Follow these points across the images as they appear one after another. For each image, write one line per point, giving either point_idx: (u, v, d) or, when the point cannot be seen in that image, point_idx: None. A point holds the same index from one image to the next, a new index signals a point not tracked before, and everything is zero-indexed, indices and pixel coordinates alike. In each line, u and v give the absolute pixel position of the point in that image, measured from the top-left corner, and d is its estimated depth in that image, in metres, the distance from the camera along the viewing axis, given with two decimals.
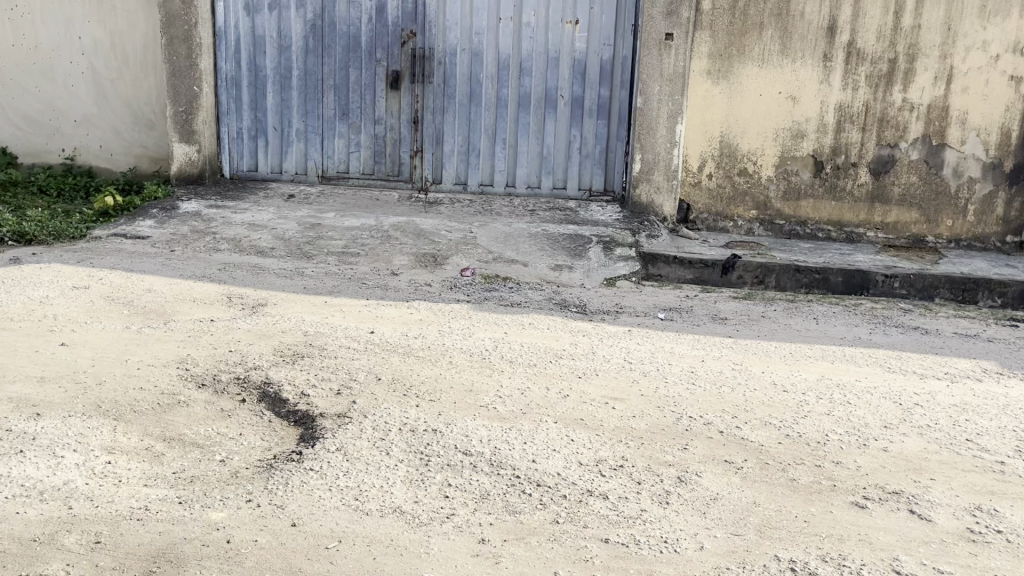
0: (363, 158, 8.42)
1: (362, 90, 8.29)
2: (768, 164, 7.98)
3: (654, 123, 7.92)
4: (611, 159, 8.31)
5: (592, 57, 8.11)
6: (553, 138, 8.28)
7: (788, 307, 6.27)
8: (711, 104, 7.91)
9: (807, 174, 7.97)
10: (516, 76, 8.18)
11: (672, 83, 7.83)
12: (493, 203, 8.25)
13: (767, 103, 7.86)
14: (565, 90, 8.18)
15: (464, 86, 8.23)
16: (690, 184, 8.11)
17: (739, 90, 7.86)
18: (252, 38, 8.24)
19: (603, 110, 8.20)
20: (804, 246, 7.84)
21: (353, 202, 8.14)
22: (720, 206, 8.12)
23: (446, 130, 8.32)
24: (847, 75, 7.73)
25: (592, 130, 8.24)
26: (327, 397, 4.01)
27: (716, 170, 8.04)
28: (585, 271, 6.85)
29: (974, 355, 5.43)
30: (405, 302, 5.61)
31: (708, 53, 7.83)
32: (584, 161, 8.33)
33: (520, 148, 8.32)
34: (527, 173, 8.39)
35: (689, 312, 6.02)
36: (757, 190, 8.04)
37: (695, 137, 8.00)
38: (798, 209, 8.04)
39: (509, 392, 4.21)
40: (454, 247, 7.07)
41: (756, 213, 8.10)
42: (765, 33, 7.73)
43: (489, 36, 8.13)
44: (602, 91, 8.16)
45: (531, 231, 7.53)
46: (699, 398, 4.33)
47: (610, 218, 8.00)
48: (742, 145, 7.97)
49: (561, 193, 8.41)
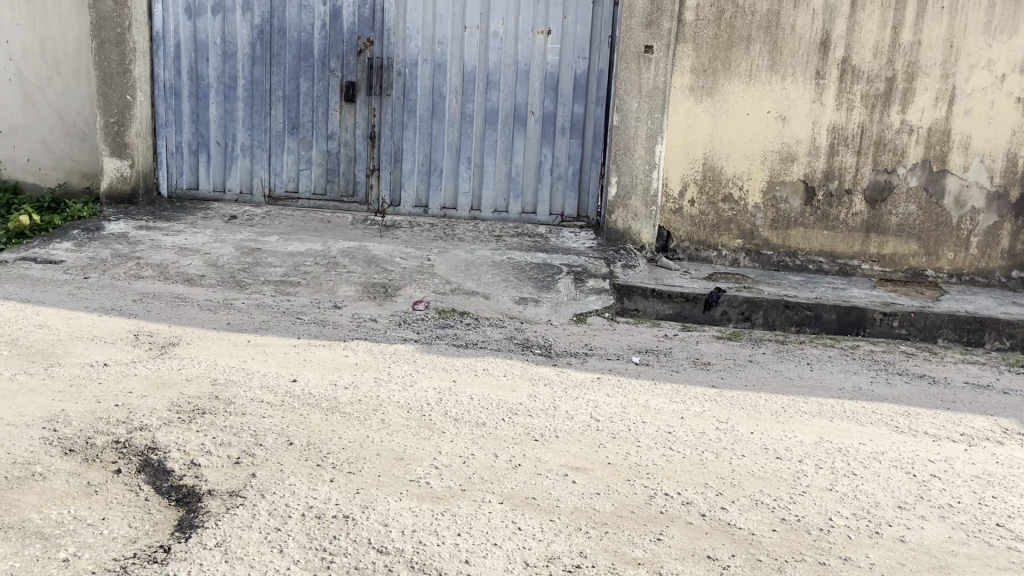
0: (315, 177, 7.72)
1: (315, 103, 7.60)
2: (755, 190, 7.34)
3: (631, 143, 7.27)
4: (585, 181, 7.64)
5: (565, 71, 7.47)
6: (522, 158, 7.61)
7: (778, 350, 5.60)
8: (693, 123, 7.27)
9: (797, 201, 7.33)
10: (482, 90, 7.52)
11: (651, 100, 7.19)
12: (455, 227, 7.56)
13: (753, 123, 7.23)
14: (536, 106, 7.53)
15: (426, 100, 7.55)
16: (670, 210, 7.45)
17: (723, 109, 7.23)
18: (194, 44, 7.54)
19: (577, 128, 7.54)
20: (793, 280, 7.18)
21: (301, 224, 7.41)
22: (702, 234, 7.46)
23: (405, 147, 7.63)
24: (842, 94, 7.12)
25: (564, 150, 7.58)
26: (221, 469, 3.26)
27: (699, 195, 7.39)
28: (553, 305, 6.15)
29: (991, 410, 4.76)
30: (342, 343, 4.89)
31: (691, 68, 7.20)
32: (555, 183, 7.65)
33: (486, 168, 7.64)
34: (494, 196, 7.70)
35: (667, 355, 5.33)
36: (743, 218, 7.39)
37: (677, 159, 7.35)
38: (787, 239, 7.40)
39: (448, 460, 3.48)
40: (408, 277, 6.35)
41: (742, 243, 7.44)
42: (753, 47, 7.11)
43: (453, 46, 7.47)
44: (576, 107, 7.51)
45: (496, 258, 6.84)
46: (677, 468, 3.62)
47: (583, 246, 7.33)
48: (727, 168, 7.33)
49: (531, 217, 7.72)
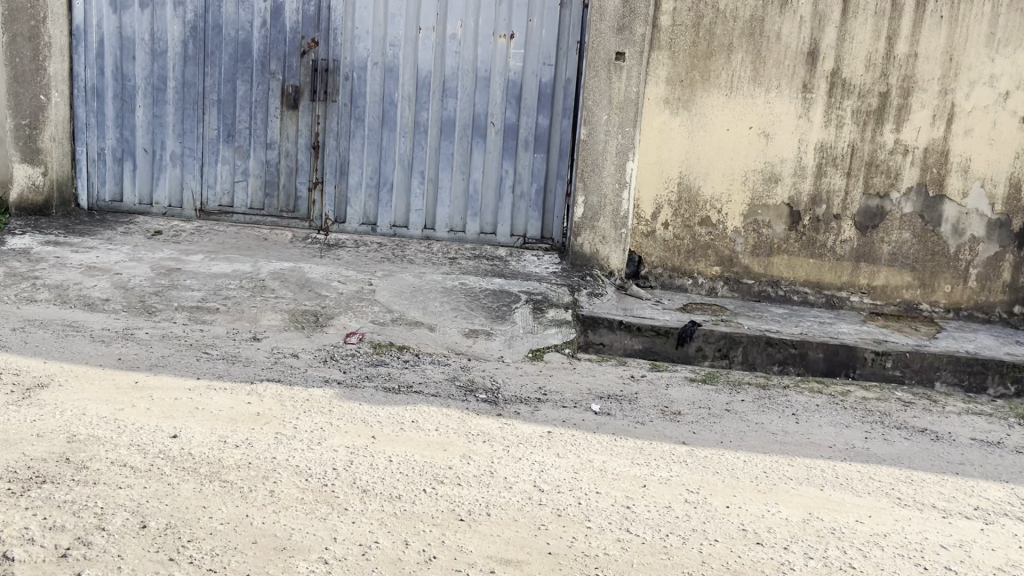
0: (252, 190, 6.99)
1: (253, 108, 6.88)
2: (735, 213, 6.68)
3: (600, 160, 6.61)
4: (550, 200, 6.95)
5: (529, 78, 6.80)
6: (481, 173, 6.92)
7: (758, 395, 4.91)
8: (668, 138, 6.62)
9: (780, 226, 6.68)
10: (438, 98, 6.84)
11: (622, 112, 6.54)
12: (405, 248, 6.84)
13: (734, 140, 6.58)
14: (496, 117, 6.85)
15: (375, 107, 6.85)
16: (642, 234, 6.78)
17: (701, 124, 6.58)
18: (118, 40, 6.80)
19: (542, 142, 6.86)
20: (776, 313, 6.52)
21: (233, 242, 6.67)
22: (677, 261, 6.79)
23: (352, 158, 6.91)
24: (831, 109, 6.50)
25: (527, 165, 6.90)
26: (38, 565, 2.52)
27: (674, 217, 6.73)
28: (506, 339, 5.44)
29: (1005, 476, 4.08)
30: (248, 386, 4.15)
31: (667, 78, 6.55)
32: (517, 202, 6.96)
33: (441, 184, 6.94)
34: (449, 214, 6.99)
35: (631, 401, 4.62)
36: (721, 244, 6.73)
37: (650, 178, 6.69)
38: (770, 267, 6.74)
39: (343, 551, 2.75)
40: (343, 304, 5.62)
41: (720, 270, 6.78)
42: (734, 56, 6.48)
43: (406, 49, 6.78)
44: (540, 119, 6.83)
45: (446, 283, 6.11)
46: (633, 560, 2.91)
47: (545, 271, 6.62)
48: (705, 189, 6.67)
49: (490, 239, 7.02)
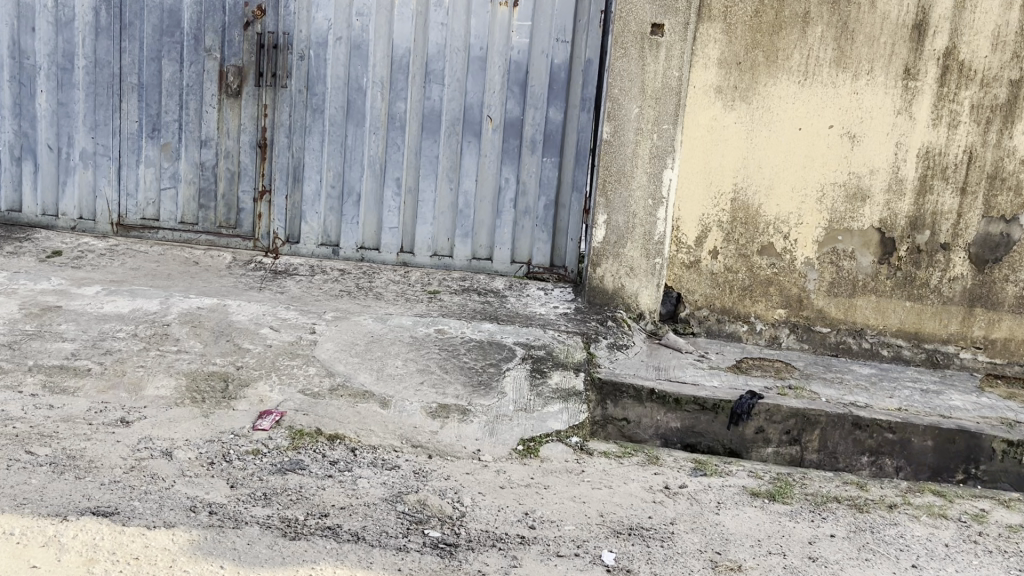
0: (182, 199, 5.49)
1: (183, 95, 5.38)
2: (807, 239, 5.05)
3: (629, 167, 5.00)
4: (562, 218, 5.40)
5: (538, 60, 5.24)
6: (474, 181, 5.37)
7: (855, 528, 3.28)
8: (719, 140, 4.99)
9: (867, 259, 5.03)
10: (419, 83, 5.29)
11: (660, 105, 4.93)
12: (373, 278, 5.30)
13: (807, 144, 4.95)
14: (495, 109, 5.30)
15: (339, 95, 5.31)
16: (682, 265, 5.16)
17: (764, 121, 4.95)
18: (15, 8, 5.37)
19: (553, 143, 5.31)
20: (861, 375, 4.88)
21: (151, 268, 5.17)
22: (728, 301, 5.17)
23: (309, 161, 5.38)
24: (941, 103, 4.85)
25: (534, 172, 5.35)
26: None
27: (726, 244, 5.10)
28: (490, 420, 3.86)
29: None
30: (49, 529, 2.60)
31: (719, 58, 4.92)
32: (519, 220, 5.41)
33: (422, 195, 5.38)
34: (432, 234, 5.43)
35: (665, 543, 3.03)
36: (787, 281, 5.11)
37: (694, 192, 5.06)
38: (851, 311, 5.09)
39: None
40: (268, 365, 4.09)
41: (785, 315, 5.15)
42: (812, 29, 4.84)
43: (379, 20, 5.23)
44: (552, 113, 5.28)
45: (417, 330, 4.55)
46: None
47: (552, 314, 5.03)
48: (768, 206, 5.04)
49: (484, 266, 5.47)
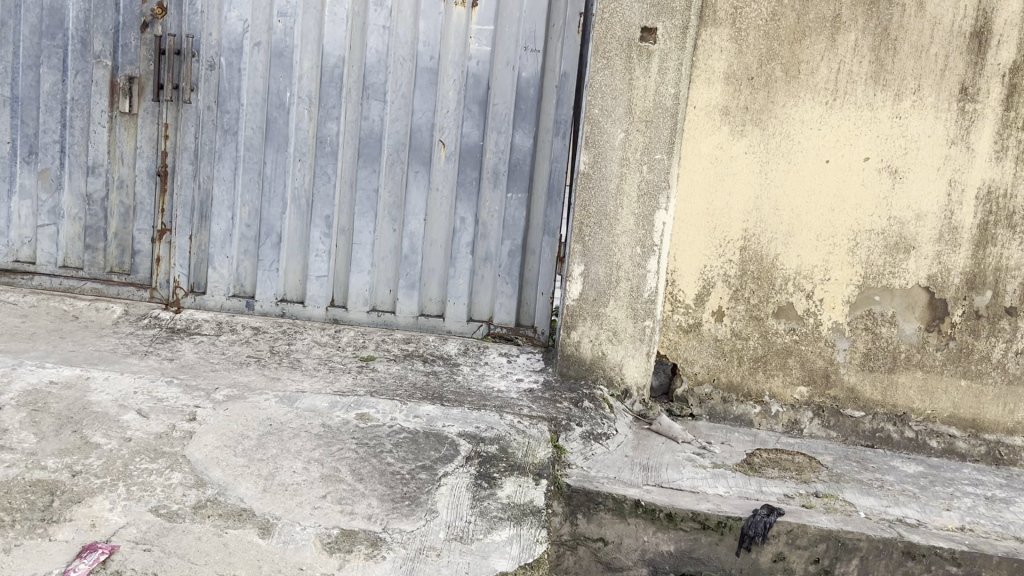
0: (63, 238, 4.47)
1: (67, 110, 4.38)
2: (835, 299, 4.02)
3: (613, 206, 3.98)
4: (531, 267, 4.37)
5: (503, 72, 4.24)
6: (422, 221, 4.35)
7: None
8: (725, 174, 3.97)
9: (911, 326, 4.00)
10: (355, 100, 4.29)
11: (651, 130, 3.92)
12: (294, 340, 4.27)
13: (835, 180, 3.94)
14: (448, 133, 4.29)
15: (256, 113, 4.30)
16: (678, 329, 4.13)
17: (782, 151, 3.94)
18: None
19: (520, 175, 4.30)
20: (906, 476, 3.83)
21: (13, 325, 4.15)
22: (736, 375, 4.13)
23: (219, 194, 4.36)
24: (1007, 131, 3.84)
25: (496, 210, 4.34)
26: None
27: (732, 303, 4.07)
28: (408, 557, 2.83)
29: None
30: None
31: (726, 72, 3.91)
32: (478, 269, 4.38)
33: (358, 237, 4.36)
34: (370, 284, 4.40)
35: None
36: (810, 351, 4.07)
37: (693, 238, 4.04)
38: (891, 391, 4.05)
39: None
40: (115, 472, 3.04)
41: (807, 394, 4.11)
42: (844, 36, 3.84)
43: (305, 21, 4.23)
44: (518, 138, 4.28)
45: (332, 417, 3.51)
46: None
47: (513, 390, 3.98)
48: (786, 258, 4.02)
49: (434, 325, 4.42)
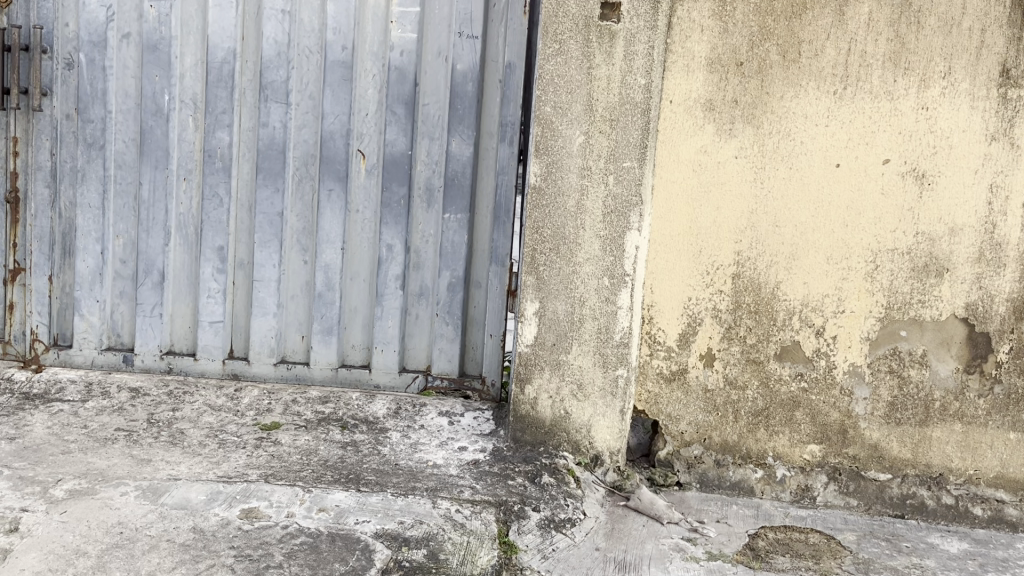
0: None
1: None
2: (852, 337, 3.24)
3: (573, 228, 3.17)
4: (476, 304, 3.56)
5: (433, 64, 3.43)
6: (339, 251, 3.51)
7: None
8: (711, 184, 3.19)
9: (947, 367, 3.22)
10: (251, 102, 3.45)
11: (618, 131, 3.11)
12: (181, 405, 3.42)
13: (848, 188, 3.16)
14: (369, 141, 3.47)
15: (128, 121, 3.47)
16: (659, 378, 3.32)
17: (782, 154, 3.15)
18: None
19: (459, 191, 3.48)
20: (951, 559, 3.04)
21: None
22: (732, 432, 3.33)
23: (84, 223, 3.52)
24: None
25: (431, 235, 3.52)
26: None
27: (724, 344, 3.28)
28: None
29: None
30: None
31: (709, 57, 3.13)
32: (410, 308, 3.56)
33: (261, 272, 3.53)
34: (277, 330, 3.56)
35: None
36: (822, 401, 3.28)
37: (674, 265, 3.24)
38: (923, 448, 3.27)
39: None
40: None
41: (821, 454, 3.31)
42: (855, 8, 3.06)
43: (184, 6, 3.40)
44: (455, 145, 3.46)
45: (207, 517, 2.67)
46: None
47: (453, 463, 3.15)
48: (789, 287, 3.23)
49: (358, 378, 3.58)
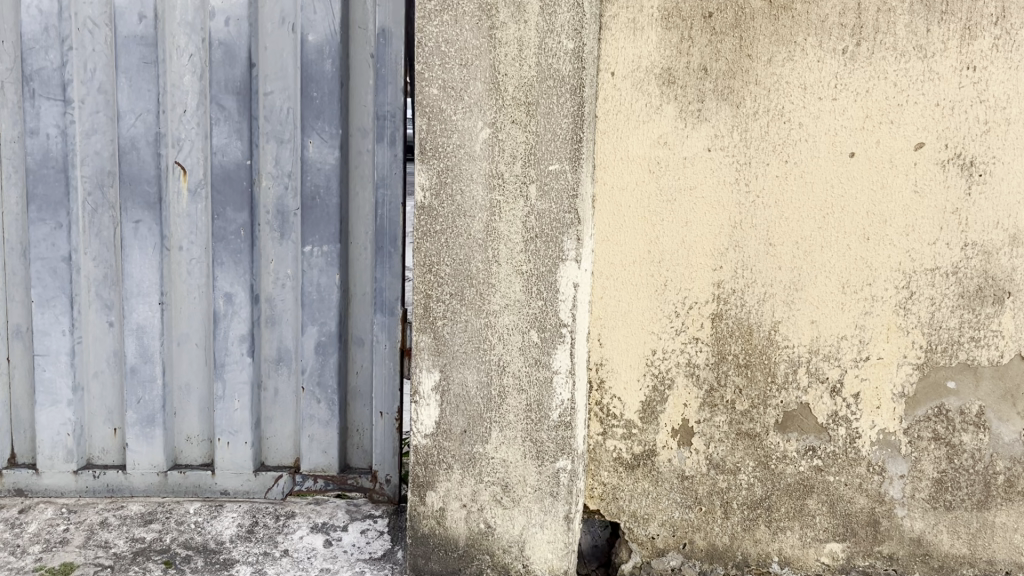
0: None
1: None
2: (881, 394, 2.32)
3: (481, 262, 2.18)
4: (358, 370, 2.56)
5: (275, 35, 2.41)
6: (156, 307, 2.47)
7: None
8: (675, 189, 2.25)
9: (1013, 429, 2.31)
10: (14, 101, 2.42)
11: (539, 120, 2.11)
12: None
13: (868, 186, 2.23)
14: (189, 150, 2.44)
15: None
16: (616, 464, 2.37)
17: (772, 141, 2.22)
18: None
19: (322, 214, 2.45)
20: None
21: None
22: (721, 532, 2.39)
23: None
24: None
25: (287, 277, 2.50)
26: None
27: (705, 413, 2.34)
28: None
29: None
30: None
31: (664, 9, 2.18)
32: (265, 381, 2.54)
33: (46, 343, 2.49)
34: (76, 423, 2.52)
35: None
36: (842, 484, 2.36)
37: (629, 306, 2.30)
38: (984, 540, 2.37)
39: None
40: None
41: (844, 555, 2.38)
42: None
43: None
44: (312, 149, 2.43)
45: None
46: None
47: None
48: (789, 329, 2.30)
49: (198, 483, 2.56)
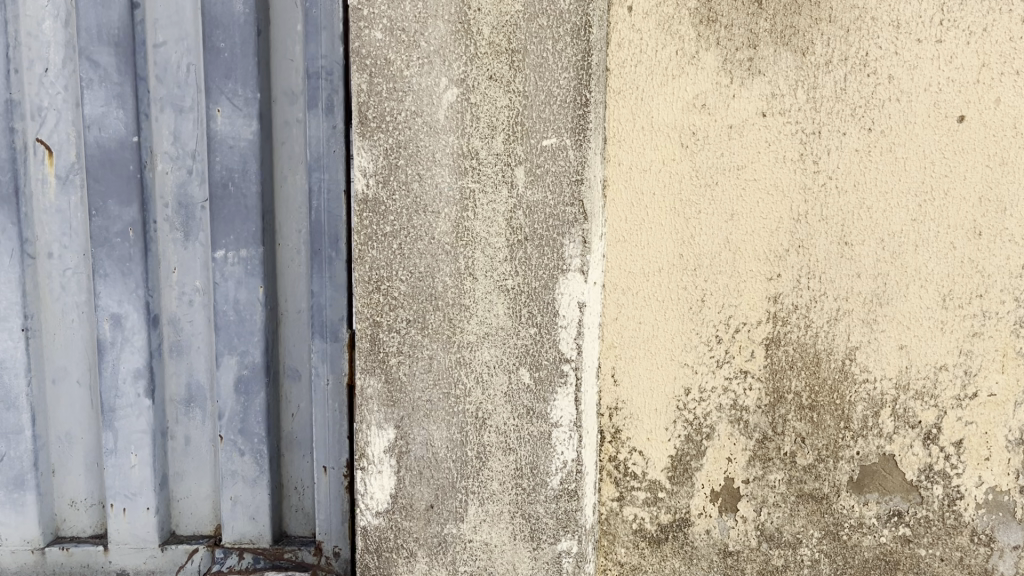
0: None
1: None
2: (991, 443, 1.73)
3: (450, 277, 1.56)
4: (294, 412, 1.95)
5: None
6: (18, 335, 1.85)
7: None
8: (717, 170, 1.63)
9: None
10: None
11: (528, 74, 1.49)
12: None
13: (981, 162, 1.62)
14: (56, 125, 1.81)
15: None
16: (637, 538, 1.78)
17: (851, 101, 1.61)
18: None
19: (236, 207, 1.82)
20: None
21: None
22: None
23: None
24: None
25: (195, 292, 1.88)
26: None
27: (755, 471, 1.74)
28: None
29: None
30: None
31: None
32: (173, 428, 1.94)
33: None
34: None
35: None
36: (938, 560, 1.77)
37: (654, 329, 1.69)
38: None
39: None
40: None
41: None
42: None
43: None
44: (221, 121, 1.79)
45: None
46: None
47: None
48: (870, 357, 1.70)
49: (86, 562, 1.95)
